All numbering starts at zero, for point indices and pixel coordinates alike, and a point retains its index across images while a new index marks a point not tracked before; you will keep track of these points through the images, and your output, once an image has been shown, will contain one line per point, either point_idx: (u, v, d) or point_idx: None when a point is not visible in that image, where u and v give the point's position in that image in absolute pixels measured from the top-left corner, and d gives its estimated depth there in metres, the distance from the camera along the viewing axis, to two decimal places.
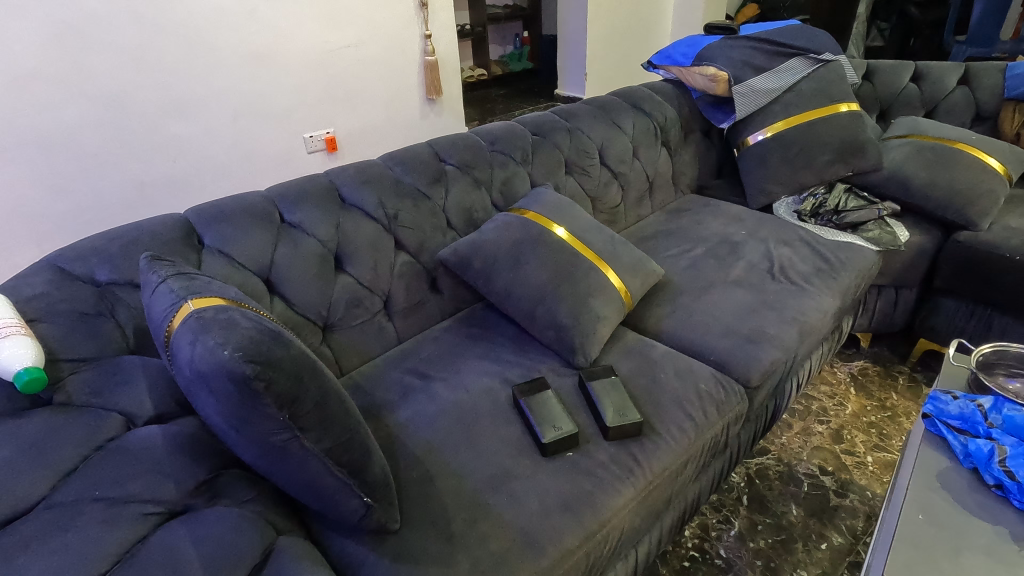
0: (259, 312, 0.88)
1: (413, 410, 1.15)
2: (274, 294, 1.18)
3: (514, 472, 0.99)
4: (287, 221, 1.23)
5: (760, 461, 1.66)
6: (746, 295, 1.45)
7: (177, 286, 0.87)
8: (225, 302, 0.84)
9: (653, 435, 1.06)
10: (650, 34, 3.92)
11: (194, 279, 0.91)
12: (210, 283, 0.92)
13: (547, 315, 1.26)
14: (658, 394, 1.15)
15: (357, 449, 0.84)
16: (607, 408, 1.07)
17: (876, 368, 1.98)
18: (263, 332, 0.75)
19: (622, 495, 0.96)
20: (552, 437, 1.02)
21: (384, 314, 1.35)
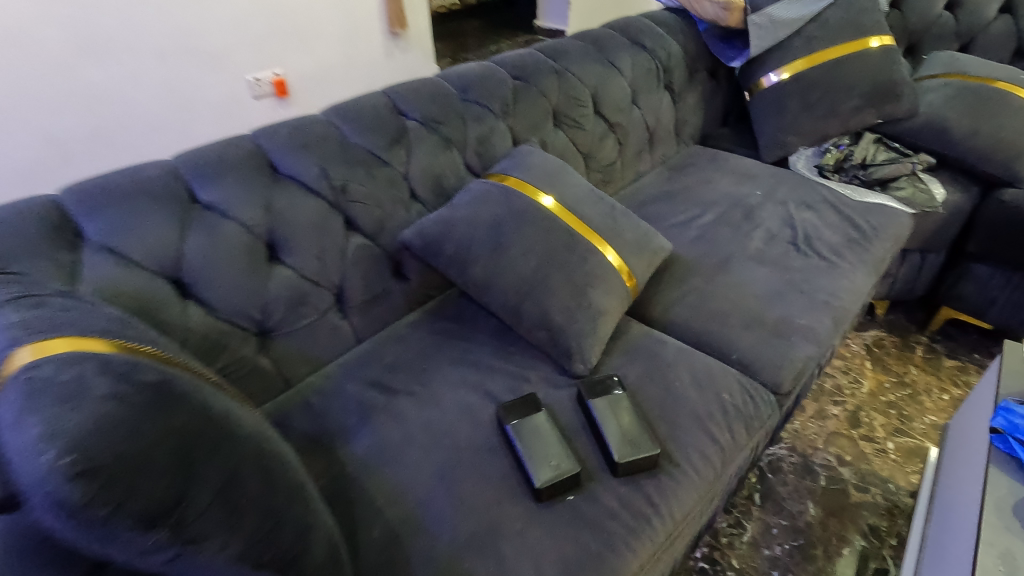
0: (141, 352, 0.63)
1: (374, 439, 0.93)
2: (188, 297, 0.92)
3: (503, 524, 0.79)
4: (201, 201, 0.95)
5: (772, 452, 1.50)
6: (769, 273, 1.23)
7: (16, 320, 0.61)
8: (84, 343, 0.59)
9: (673, 470, 0.86)
10: None
11: (46, 304, 0.65)
12: (71, 307, 0.66)
13: (537, 311, 1.03)
14: (676, 413, 0.94)
15: (292, 534, 0.62)
16: (617, 437, 0.86)
17: (893, 338, 1.81)
18: (118, 405, 0.51)
19: (638, 556, 0.77)
20: (548, 479, 0.81)
21: (337, 310, 1.10)
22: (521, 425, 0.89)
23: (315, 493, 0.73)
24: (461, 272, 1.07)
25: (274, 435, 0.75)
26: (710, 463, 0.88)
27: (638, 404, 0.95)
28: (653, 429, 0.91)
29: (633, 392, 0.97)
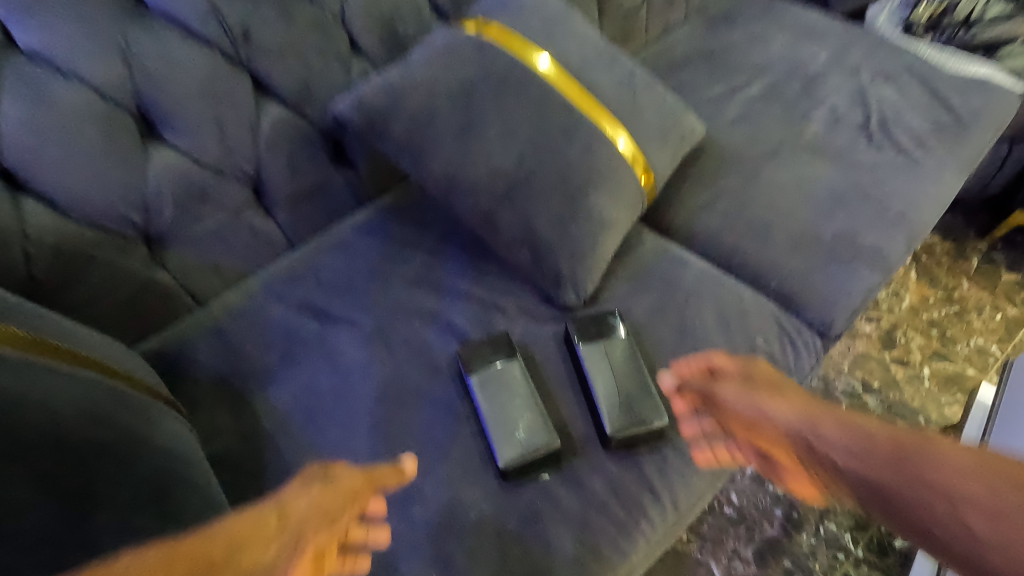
0: None
1: (304, 384, 0.74)
2: (23, 191, 0.66)
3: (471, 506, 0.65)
4: (18, 45, 0.64)
5: None
6: (830, 172, 0.93)
7: None
8: None
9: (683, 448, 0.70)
10: None
11: None
12: None
13: (516, 221, 0.77)
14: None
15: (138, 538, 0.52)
16: (611, 411, 0.68)
17: (946, 244, 1.52)
18: None
19: (631, 561, 0.64)
20: (514, 462, 0.65)
21: (258, 208, 0.84)
22: (489, 380, 0.69)
23: (202, 468, 0.61)
24: (417, 162, 0.78)
25: (140, 400, 0.60)
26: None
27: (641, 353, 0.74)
28: (658, 389, 0.71)
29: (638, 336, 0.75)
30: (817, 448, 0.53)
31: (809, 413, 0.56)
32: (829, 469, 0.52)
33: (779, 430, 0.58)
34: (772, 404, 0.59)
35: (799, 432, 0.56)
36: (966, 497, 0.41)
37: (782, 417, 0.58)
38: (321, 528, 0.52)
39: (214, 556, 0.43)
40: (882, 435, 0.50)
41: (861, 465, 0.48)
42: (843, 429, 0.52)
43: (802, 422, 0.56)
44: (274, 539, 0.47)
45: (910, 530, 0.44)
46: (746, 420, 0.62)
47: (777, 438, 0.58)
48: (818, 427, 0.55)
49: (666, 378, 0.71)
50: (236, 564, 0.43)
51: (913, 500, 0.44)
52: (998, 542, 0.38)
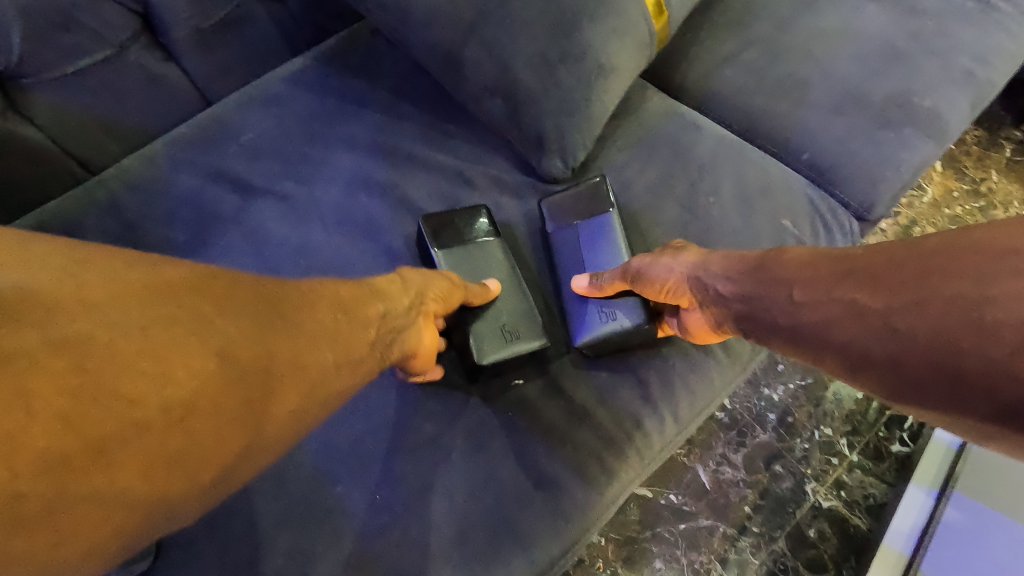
0: None
1: (223, 269, 0.60)
2: None
3: (431, 412, 0.54)
4: None
5: None
6: (889, 14, 0.74)
7: None
8: None
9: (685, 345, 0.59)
10: None
11: None
12: None
13: (489, 64, 0.59)
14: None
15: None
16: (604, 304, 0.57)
17: (979, 132, 1.35)
18: None
19: (618, 484, 0.54)
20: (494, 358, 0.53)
21: (154, 46, 0.64)
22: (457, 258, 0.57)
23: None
24: None
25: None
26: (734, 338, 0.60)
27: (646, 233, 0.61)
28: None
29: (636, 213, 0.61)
30: (707, 288, 0.51)
31: (702, 256, 0.53)
32: (710, 308, 0.52)
33: (680, 282, 0.53)
34: (675, 259, 0.54)
35: (690, 276, 0.53)
36: (798, 282, 0.44)
37: (682, 265, 0.53)
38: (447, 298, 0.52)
39: (368, 293, 0.46)
40: (751, 255, 0.50)
41: (735, 283, 0.49)
42: (706, 260, 0.52)
43: (693, 265, 0.53)
44: (408, 295, 0.49)
45: (766, 332, 0.47)
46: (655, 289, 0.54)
47: (673, 294, 0.54)
48: (705, 265, 0.52)
49: (583, 279, 0.57)
50: (385, 303, 0.46)
51: (763, 299, 0.47)
52: (815, 308, 0.42)
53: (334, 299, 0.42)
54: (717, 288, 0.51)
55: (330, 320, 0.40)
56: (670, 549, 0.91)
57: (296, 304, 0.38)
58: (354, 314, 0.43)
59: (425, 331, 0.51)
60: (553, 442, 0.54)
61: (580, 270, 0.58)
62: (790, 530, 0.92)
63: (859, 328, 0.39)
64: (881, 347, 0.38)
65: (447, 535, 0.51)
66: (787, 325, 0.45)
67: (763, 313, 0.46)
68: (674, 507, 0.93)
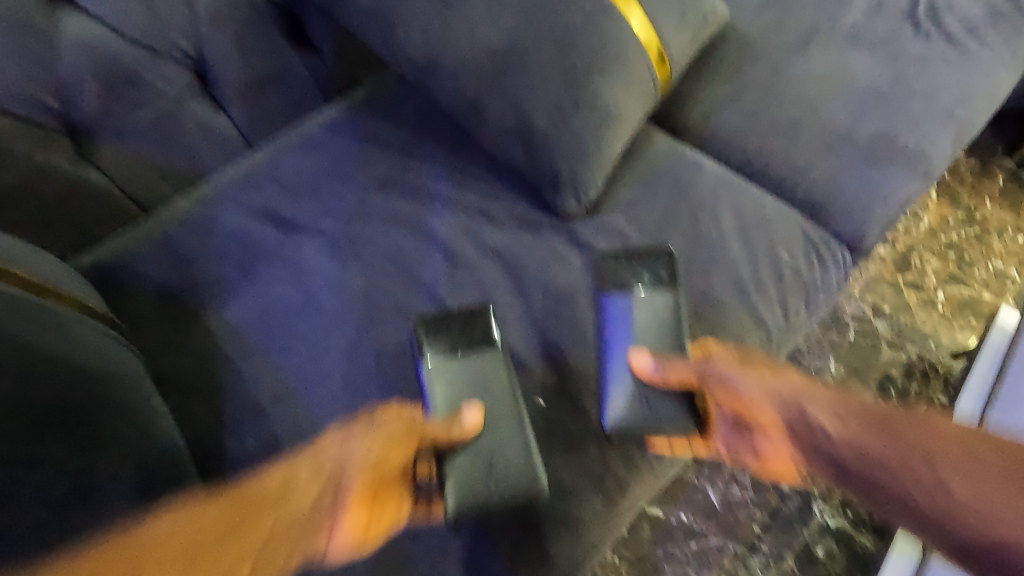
0: None
1: (266, 299, 0.66)
2: None
3: None
4: None
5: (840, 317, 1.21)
6: (873, 60, 0.80)
7: None
8: None
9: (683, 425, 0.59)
10: None
11: None
12: None
13: (508, 113, 0.65)
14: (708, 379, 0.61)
15: (47, 502, 0.46)
16: (658, 385, 0.59)
17: (972, 162, 1.40)
18: None
19: (631, 492, 0.61)
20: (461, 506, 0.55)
21: (202, 98, 0.71)
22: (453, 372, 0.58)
23: (133, 396, 0.53)
24: (387, 39, 0.66)
25: (58, 314, 0.51)
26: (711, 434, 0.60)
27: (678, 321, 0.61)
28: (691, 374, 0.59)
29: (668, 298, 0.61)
30: (811, 423, 0.52)
31: (801, 388, 0.55)
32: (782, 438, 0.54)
33: (777, 408, 0.54)
34: (773, 380, 0.55)
35: (791, 404, 0.54)
36: (939, 456, 0.46)
37: (783, 391, 0.54)
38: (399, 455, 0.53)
39: (293, 492, 0.49)
40: (857, 403, 0.53)
41: (845, 428, 0.50)
42: (804, 394, 0.54)
43: (792, 395, 0.54)
44: (316, 483, 0.49)
45: (886, 499, 0.46)
46: (738, 398, 0.56)
47: (745, 407, 0.56)
48: (807, 401, 0.53)
49: (648, 360, 0.58)
50: (287, 504, 0.48)
51: (887, 457, 0.47)
52: (967, 496, 0.43)
53: (252, 509, 0.46)
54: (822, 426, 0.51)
55: (233, 559, 0.43)
56: (682, 567, 0.94)
57: (205, 555, 0.42)
58: (268, 532, 0.46)
59: (350, 512, 0.51)
60: (571, 455, 0.59)
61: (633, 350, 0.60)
62: (797, 548, 0.95)
63: (1009, 514, 0.42)
64: (948, 541, 0.43)
65: (474, 538, 0.57)
66: (922, 507, 0.44)
67: (884, 475, 0.47)
68: (685, 527, 0.96)
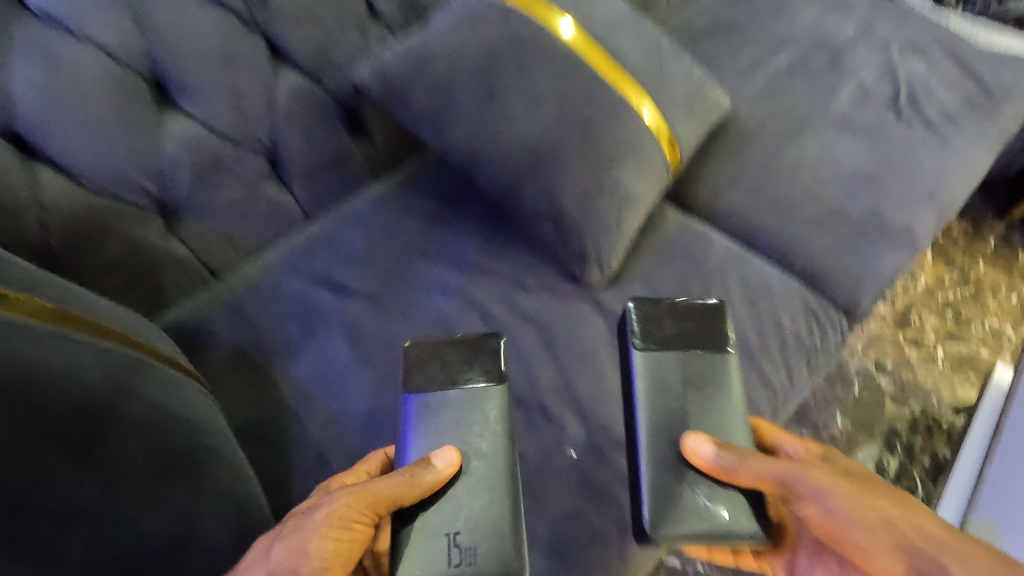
0: None
1: (325, 358, 0.74)
2: (35, 157, 0.64)
3: None
4: (28, 6, 0.61)
5: (844, 372, 1.28)
6: (861, 146, 0.90)
7: None
8: None
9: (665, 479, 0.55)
10: None
11: None
12: None
13: (542, 196, 0.75)
14: (718, 422, 0.57)
15: (171, 542, 0.49)
16: (719, 479, 0.54)
17: (964, 225, 1.49)
18: None
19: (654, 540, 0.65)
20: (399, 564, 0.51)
21: (273, 180, 0.81)
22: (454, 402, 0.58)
23: (228, 441, 0.57)
24: (438, 133, 0.77)
25: (176, 373, 0.56)
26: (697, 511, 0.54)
27: (698, 358, 0.59)
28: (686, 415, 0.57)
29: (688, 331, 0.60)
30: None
31: (927, 535, 0.52)
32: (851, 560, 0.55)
33: (897, 552, 0.52)
34: (899, 522, 0.53)
35: (915, 554, 0.51)
36: None
37: (907, 536, 0.52)
38: (354, 515, 0.51)
39: None
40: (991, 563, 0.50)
41: None
42: (905, 525, 0.52)
43: (920, 544, 0.51)
44: None
45: None
46: (849, 531, 0.53)
47: (849, 535, 0.54)
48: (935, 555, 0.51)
49: (708, 449, 0.53)
50: None
51: None
52: None
53: None
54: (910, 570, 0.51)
55: None
56: None
57: None
58: None
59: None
60: (600, 504, 0.66)
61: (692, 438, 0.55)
62: None
63: None
64: None
65: None
66: None
67: None
68: None
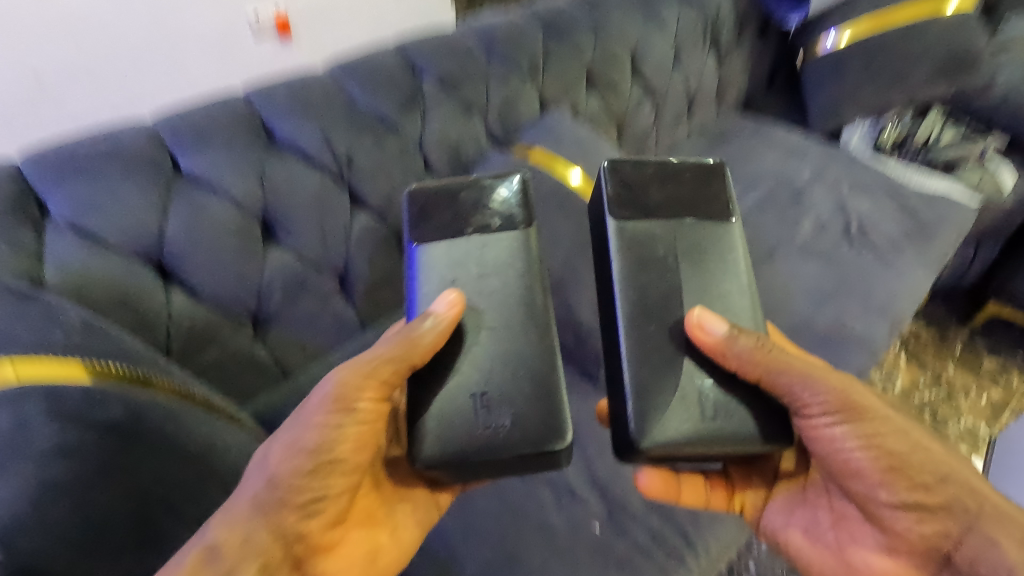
0: (92, 369, 0.55)
1: None
2: (172, 281, 0.81)
3: (535, 548, 0.76)
4: (184, 172, 0.83)
5: None
6: (820, 268, 1.10)
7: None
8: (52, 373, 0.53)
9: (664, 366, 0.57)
10: None
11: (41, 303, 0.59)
12: (59, 307, 0.59)
13: (564, 308, 0.93)
14: (718, 286, 0.60)
15: None
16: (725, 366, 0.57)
17: (930, 331, 1.67)
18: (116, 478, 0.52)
19: None
20: (434, 456, 0.57)
21: (341, 295, 0.99)
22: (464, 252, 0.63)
23: None
24: None
25: None
26: (701, 415, 0.56)
27: (690, 231, 0.61)
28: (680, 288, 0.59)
29: (682, 192, 0.62)
30: (966, 515, 0.60)
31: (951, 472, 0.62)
32: (848, 479, 0.63)
33: (931, 487, 0.61)
34: (938, 460, 0.62)
35: (947, 490, 0.61)
36: None
37: (944, 476, 0.61)
38: (359, 395, 0.59)
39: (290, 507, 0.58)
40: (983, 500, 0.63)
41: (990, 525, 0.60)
42: (909, 445, 0.61)
43: (952, 481, 0.61)
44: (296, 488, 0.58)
45: None
46: (898, 464, 0.60)
47: (896, 465, 0.60)
48: (960, 491, 0.61)
49: (717, 329, 0.55)
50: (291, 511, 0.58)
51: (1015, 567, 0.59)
52: None
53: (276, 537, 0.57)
54: (913, 486, 0.61)
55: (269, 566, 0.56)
56: None
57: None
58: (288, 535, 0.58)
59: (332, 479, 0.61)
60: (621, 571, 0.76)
61: (706, 320, 0.56)
62: None
63: None
64: None
65: None
66: None
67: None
68: None
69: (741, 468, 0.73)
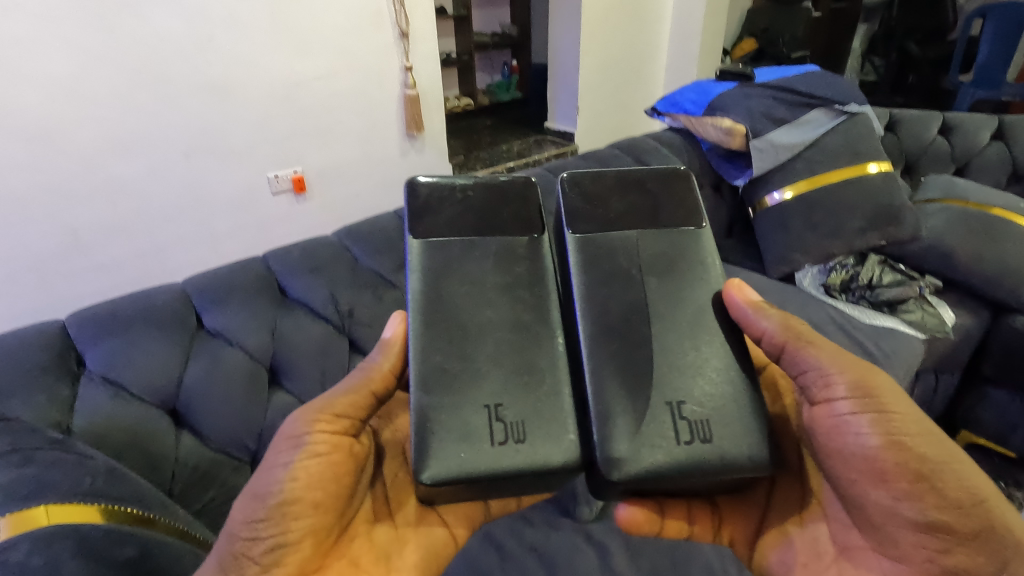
0: (112, 511, 0.63)
1: None
2: (182, 427, 0.90)
3: None
4: (206, 326, 0.95)
5: None
6: None
7: (31, 473, 0.63)
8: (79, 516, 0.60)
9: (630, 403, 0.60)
10: (647, 78, 3.53)
11: (72, 453, 0.69)
12: (87, 456, 0.69)
13: None
14: (682, 292, 0.66)
15: None
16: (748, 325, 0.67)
17: None
18: None
19: None
20: (443, 474, 0.58)
21: None
22: (448, 262, 0.66)
23: None
24: None
25: None
26: (676, 439, 0.59)
27: (656, 242, 0.68)
28: (648, 295, 0.65)
29: (640, 202, 0.70)
30: (995, 543, 0.59)
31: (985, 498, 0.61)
32: (871, 490, 0.62)
33: (960, 508, 0.60)
34: (973, 481, 0.61)
35: (975, 516, 0.60)
36: None
37: (977, 497, 0.60)
38: (312, 427, 0.65)
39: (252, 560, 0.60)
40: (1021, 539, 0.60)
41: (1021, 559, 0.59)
42: (942, 456, 0.61)
43: (982, 507, 0.60)
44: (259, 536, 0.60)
45: None
46: (924, 474, 0.60)
47: (921, 475, 0.60)
48: (991, 521, 0.60)
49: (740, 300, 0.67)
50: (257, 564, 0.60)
51: None
52: None
53: None
54: (944, 502, 0.60)
55: None
56: None
57: None
58: None
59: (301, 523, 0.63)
60: None
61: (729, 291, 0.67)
62: None
63: None
64: None
65: None
66: None
67: None
68: None
69: (731, 503, 0.75)
